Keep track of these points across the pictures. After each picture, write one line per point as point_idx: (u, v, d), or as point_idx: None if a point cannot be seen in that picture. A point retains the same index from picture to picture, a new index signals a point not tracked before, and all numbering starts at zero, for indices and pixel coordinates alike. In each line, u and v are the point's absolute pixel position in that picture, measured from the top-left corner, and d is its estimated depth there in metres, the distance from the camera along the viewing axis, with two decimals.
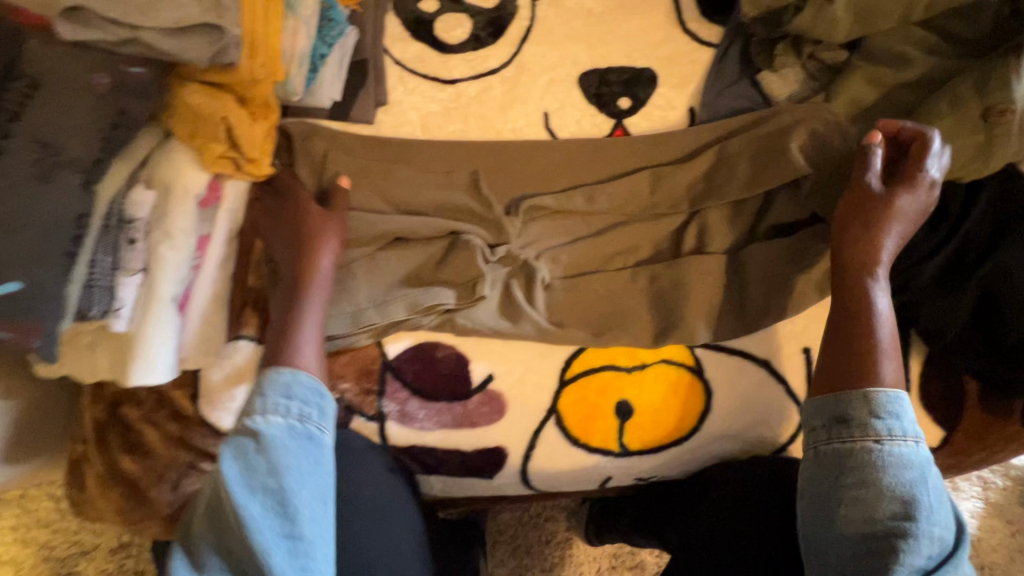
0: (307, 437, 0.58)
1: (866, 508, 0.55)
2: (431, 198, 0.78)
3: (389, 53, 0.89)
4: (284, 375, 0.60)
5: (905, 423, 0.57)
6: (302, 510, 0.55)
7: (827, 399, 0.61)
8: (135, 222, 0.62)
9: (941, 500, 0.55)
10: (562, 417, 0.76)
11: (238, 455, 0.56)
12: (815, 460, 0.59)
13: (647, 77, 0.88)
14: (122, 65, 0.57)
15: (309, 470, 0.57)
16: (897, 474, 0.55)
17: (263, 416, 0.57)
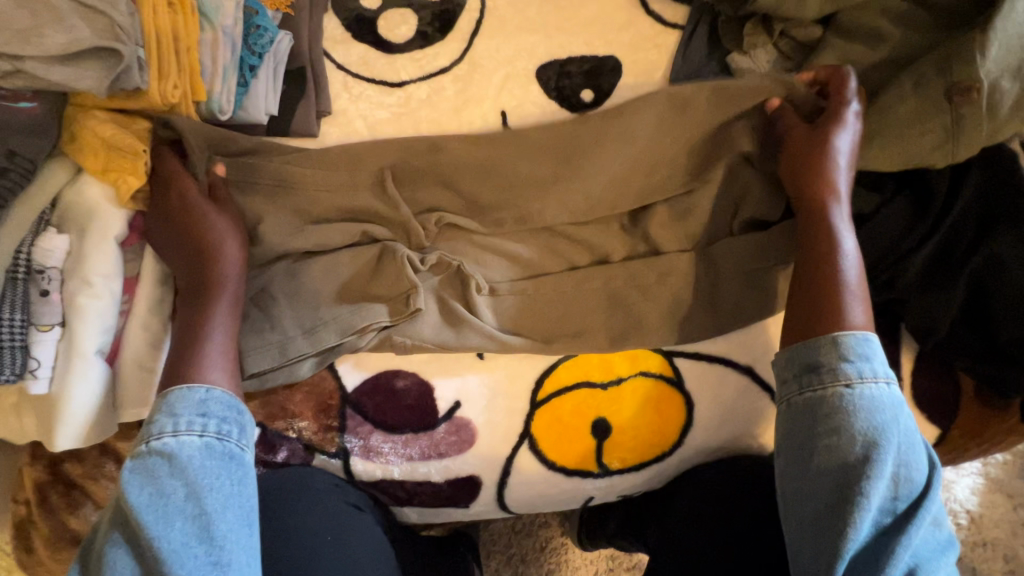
0: (227, 457, 0.53)
1: (839, 455, 0.52)
2: (334, 204, 0.72)
3: (331, 57, 0.82)
4: (196, 393, 0.55)
5: (875, 365, 0.55)
6: (226, 535, 0.50)
7: (797, 348, 0.58)
8: (48, 271, 0.57)
9: (912, 442, 0.53)
10: (537, 440, 0.71)
11: (150, 480, 0.50)
12: (787, 412, 0.57)
13: (610, 66, 0.82)
14: (7, 102, 0.52)
15: (231, 492, 0.52)
16: (869, 418, 0.53)
17: (174, 437, 0.52)
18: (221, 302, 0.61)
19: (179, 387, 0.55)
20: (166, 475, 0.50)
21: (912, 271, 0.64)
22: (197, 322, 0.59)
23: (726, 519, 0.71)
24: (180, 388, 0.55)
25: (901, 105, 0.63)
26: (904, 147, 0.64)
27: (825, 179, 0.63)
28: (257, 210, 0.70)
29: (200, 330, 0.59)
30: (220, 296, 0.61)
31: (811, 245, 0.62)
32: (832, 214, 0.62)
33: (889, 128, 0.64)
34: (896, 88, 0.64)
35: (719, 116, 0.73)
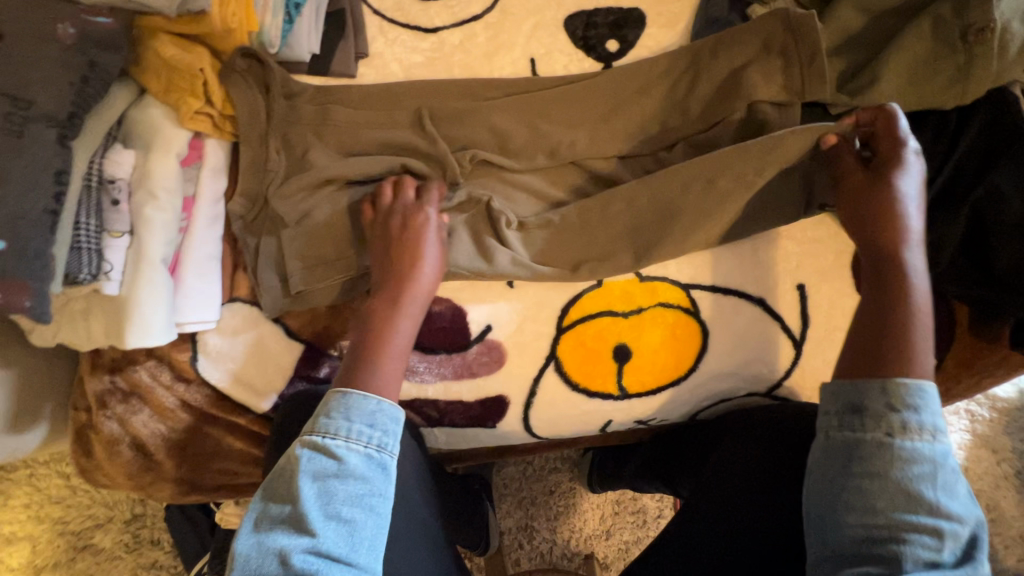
0: (381, 467, 0.55)
1: (869, 500, 0.54)
2: (375, 138, 0.75)
3: (367, 2, 0.85)
4: (370, 402, 0.57)
5: (924, 416, 0.55)
6: (366, 539, 0.53)
7: (845, 387, 0.58)
8: (116, 182, 0.61)
9: (951, 494, 0.54)
10: (562, 363, 0.76)
11: (320, 478, 0.53)
12: (823, 446, 0.59)
13: (635, 18, 0.85)
14: (85, 15, 0.55)
15: (376, 504, 0.54)
16: (908, 470, 0.54)
17: (346, 442, 0.55)
18: (407, 313, 0.64)
19: (353, 393, 0.57)
20: (333, 476, 0.53)
21: None
22: (386, 327, 0.63)
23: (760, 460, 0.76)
24: (357, 395, 0.57)
25: (914, 49, 0.68)
26: (917, 89, 0.69)
27: (891, 219, 0.63)
28: (305, 141, 0.73)
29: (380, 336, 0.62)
30: (419, 296, 0.65)
31: (888, 288, 0.61)
32: (904, 261, 0.61)
33: (901, 70, 0.69)
34: (914, 28, 0.69)
35: (736, 63, 0.76)
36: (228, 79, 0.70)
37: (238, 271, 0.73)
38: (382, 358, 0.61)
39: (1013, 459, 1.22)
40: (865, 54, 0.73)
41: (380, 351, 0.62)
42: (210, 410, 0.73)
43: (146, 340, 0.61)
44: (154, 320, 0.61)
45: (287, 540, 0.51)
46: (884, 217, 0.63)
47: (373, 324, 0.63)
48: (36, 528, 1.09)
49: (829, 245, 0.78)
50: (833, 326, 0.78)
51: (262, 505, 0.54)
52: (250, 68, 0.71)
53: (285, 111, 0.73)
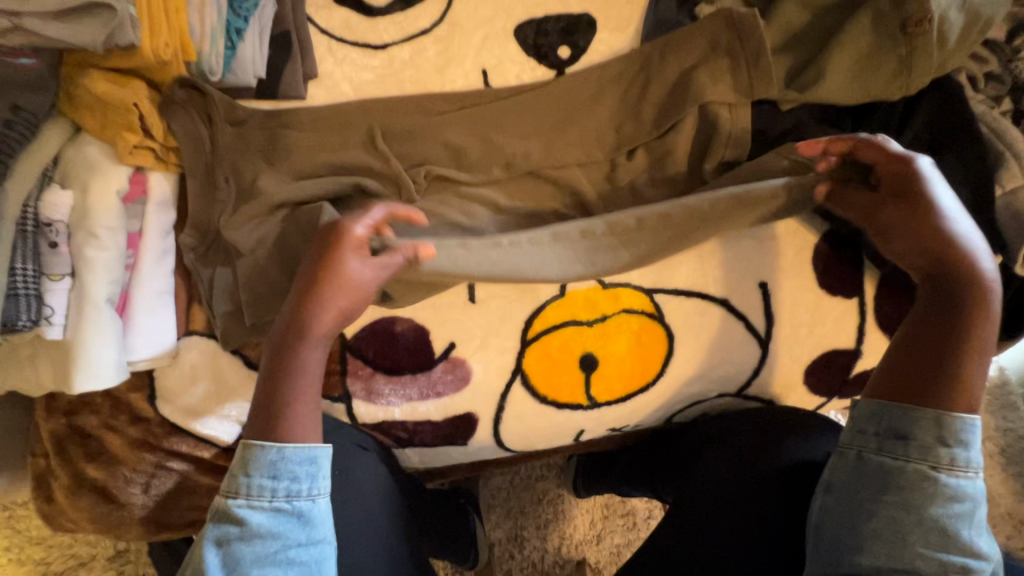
0: (295, 516, 0.55)
1: (899, 526, 0.56)
2: (327, 160, 0.75)
3: (313, 21, 0.83)
4: (268, 453, 0.55)
5: (970, 454, 0.56)
6: None
7: (892, 410, 0.58)
8: (54, 224, 0.60)
9: (981, 533, 0.56)
10: (528, 376, 0.76)
11: (227, 541, 0.54)
12: (858, 466, 0.59)
13: (586, 22, 0.85)
14: (9, 57, 0.54)
15: (295, 554, 0.54)
16: (946, 504, 0.55)
17: (249, 500, 0.54)
18: (312, 345, 0.58)
19: (255, 444, 0.55)
20: (240, 538, 0.54)
21: None
22: (292, 365, 0.57)
23: (742, 462, 0.76)
24: (256, 449, 0.55)
25: (859, 40, 0.68)
26: (863, 83, 0.69)
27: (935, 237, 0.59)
28: (254, 168, 0.72)
29: (290, 374, 0.57)
30: (326, 322, 0.58)
31: (940, 317, 0.58)
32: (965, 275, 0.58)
33: (848, 64, 0.68)
34: (858, 20, 0.68)
35: (685, 65, 0.75)
36: (168, 111, 0.69)
37: (193, 304, 0.71)
38: (293, 401, 0.56)
39: (997, 437, 1.22)
40: (810, 49, 0.73)
41: (292, 391, 0.57)
42: (170, 449, 0.71)
43: (94, 383, 0.60)
44: (102, 362, 0.60)
45: None
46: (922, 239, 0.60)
47: (281, 358, 0.58)
48: (16, 572, 1.07)
49: (789, 242, 0.77)
50: (797, 322, 0.78)
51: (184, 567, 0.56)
52: (190, 98, 0.70)
53: (231, 138, 0.72)
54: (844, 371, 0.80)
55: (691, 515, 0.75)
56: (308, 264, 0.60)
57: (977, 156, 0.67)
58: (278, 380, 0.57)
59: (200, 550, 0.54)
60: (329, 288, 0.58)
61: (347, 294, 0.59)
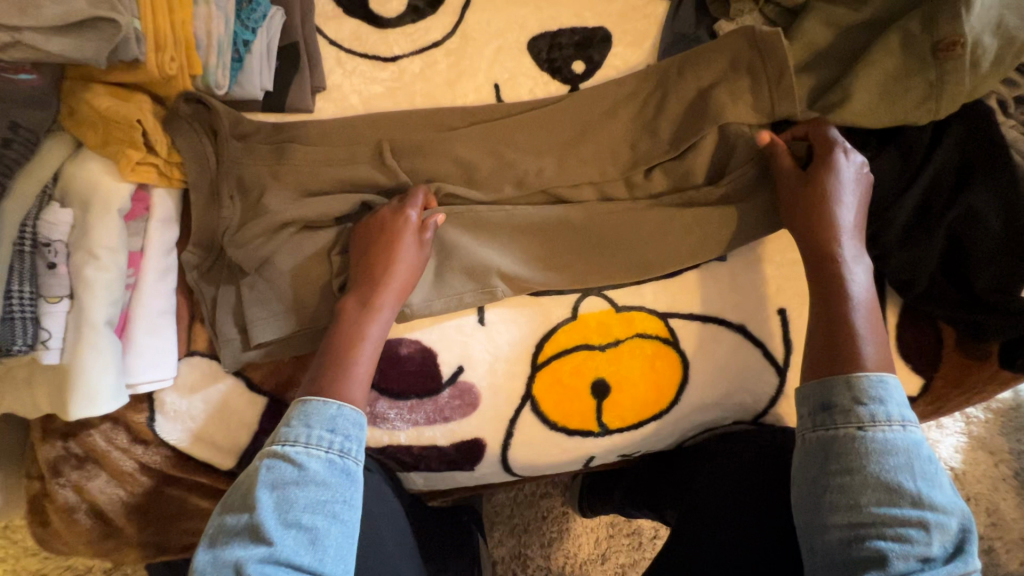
0: (343, 473, 0.54)
1: (851, 496, 0.52)
2: (334, 176, 0.72)
3: (322, 32, 0.82)
4: (330, 407, 0.56)
5: (889, 406, 0.54)
6: (330, 547, 0.52)
7: (814, 386, 0.58)
8: (53, 244, 0.58)
9: (931, 483, 0.52)
10: (538, 401, 0.74)
11: (279, 485, 0.52)
12: (801, 450, 0.57)
13: (600, 37, 0.83)
14: (8, 73, 0.52)
15: (340, 511, 0.53)
16: (883, 461, 0.53)
17: (304, 449, 0.54)
18: (375, 316, 0.64)
19: (312, 400, 0.57)
20: (293, 484, 0.52)
21: (894, 230, 0.67)
22: (355, 333, 0.63)
23: (743, 482, 0.72)
24: (317, 402, 0.57)
25: (886, 61, 0.66)
26: (890, 106, 0.66)
27: (822, 206, 0.64)
28: (261, 184, 0.70)
29: (352, 340, 0.62)
30: (388, 296, 0.65)
31: (828, 289, 0.62)
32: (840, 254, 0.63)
33: (878, 85, 0.66)
34: (885, 41, 0.66)
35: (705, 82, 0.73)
36: (172, 126, 0.67)
37: (195, 324, 0.70)
38: (348, 366, 0.61)
39: (1010, 461, 1.19)
40: (834, 69, 0.71)
41: (347, 357, 0.61)
42: (170, 472, 0.69)
43: (93, 408, 0.58)
44: (101, 387, 0.58)
45: (243, 552, 0.49)
46: (816, 208, 0.64)
47: (347, 327, 0.63)
48: None
49: None
50: None
51: (217, 521, 0.52)
52: (196, 113, 0.68)
53: (237, 152, 0.70)
54: None
55: (691, 524, 0.74)
56: (365, 250, 0.67)
57: (1008, 184, 0.65)
58: (341, 349, 0.62)
59: (246, 494, 0.53)
60: (391, 268, 0.66)
61: (402, 275, 0.66)
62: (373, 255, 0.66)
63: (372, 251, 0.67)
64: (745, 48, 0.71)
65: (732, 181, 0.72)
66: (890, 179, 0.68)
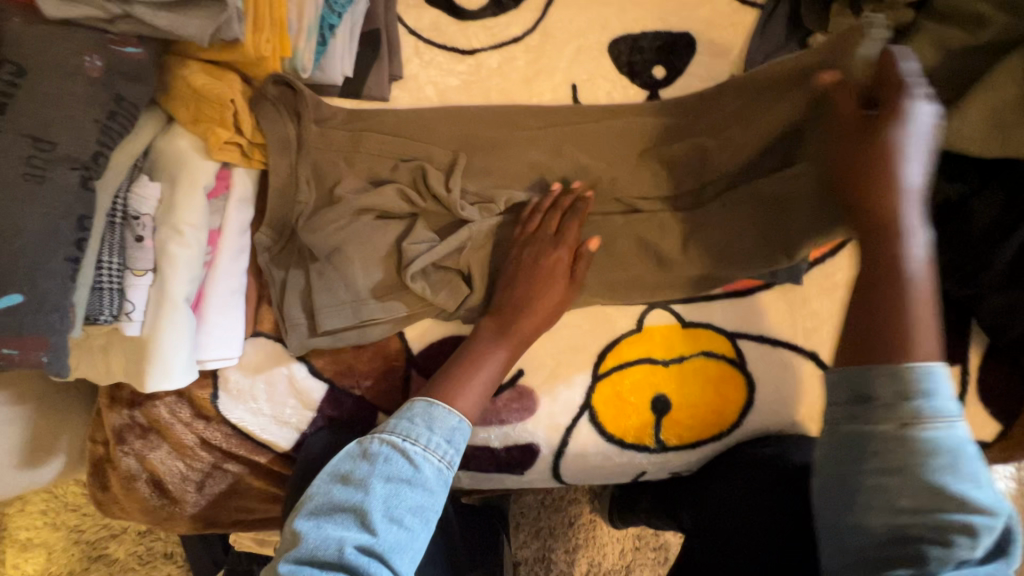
0: (444, 484, 0.53)
1: (888, 499, 0.44)
2: (407, 168, 0.72)
3: (403, 21, 0.82)
4: (454, 418, 0.56)
5: (939, 400, 0.45)
6: (413, 555, 0.49)
7: (851, 372, 0.47)
8: (141, 218, 0.58)
9: (981, 487, 0.43)
10: (596, 413, 0.72)
11: (390, 478, 0.51)
12: (824, 448, 0.48)
13: (685, 43, 0.81)
14: (114, 45, 0.52)
15: (430, 520, 0.51)
16: (930, 461, 0.43)
17: (421, 448, 0.53)
18: (506, 340, 0.65)
19: (440, 403, 0.56)
20: (404, 480, 0.51)
21: (995, 269, 0.64)
22: (485, 352, 0.64)
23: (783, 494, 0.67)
24: (444, 409, 0.56)
25: (1005, 91, 0.62)
26: (1006, 135, 0.62)
27: (877, 156, 0.51)
28: (336, 173, 0.70)
29: (483, 359, 0.64)
30: (526, 325, 0.66)
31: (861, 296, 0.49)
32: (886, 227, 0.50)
33: (1004, 115, 0.62)
34: (1003, 67, 0.63)
35: None
36: (258, 106, 0.67)
37: (263, 304, 0.70)
38: (471, 383, 0.62)
39: None
40: (943, 94, 0.67)
41: (473, 375, 0.63)
42: (227, 450, 0.69)
43: (166, 382, 0.59)
44: (175, 362, 0.59)
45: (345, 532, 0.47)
46: (874, 164, 0.51)
47: (480, 343, 0.65)
48: (51, 535, 0.98)
49: None
50: None
51: (319, 495, 0.51)
52: (281, 95, 0.68)
53: (316, 138, 0.70)
54: None
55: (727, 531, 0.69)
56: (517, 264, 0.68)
57: None
58: (471, 367, 0.63)
59: (356, 475, 0.51)
60: (539, 296, 0.66)
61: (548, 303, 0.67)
62: (527, 274, 0.67)
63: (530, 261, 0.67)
64: None
65: (801, 171, 0.65)
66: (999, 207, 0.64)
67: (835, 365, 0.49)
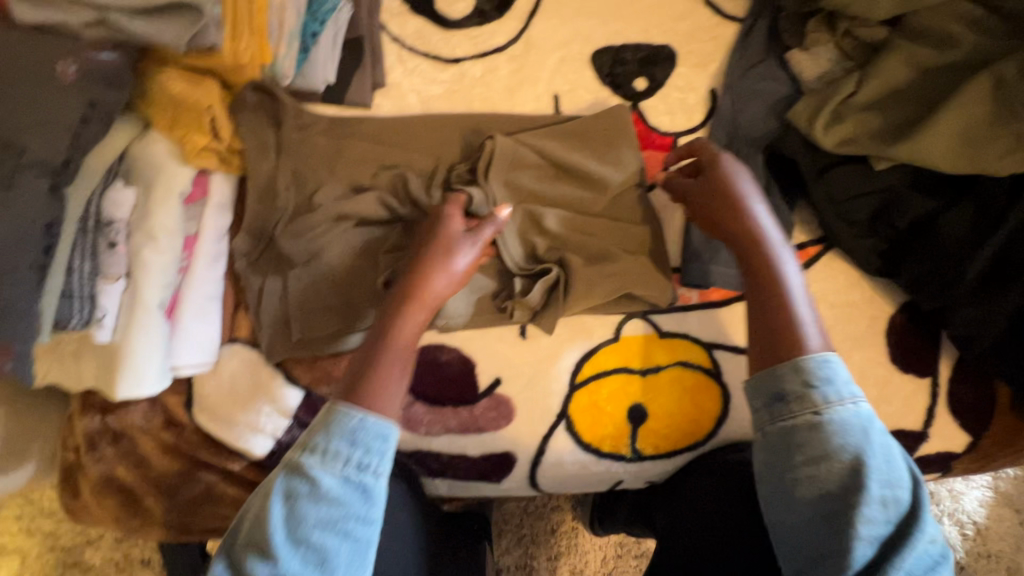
0: (359, 490, 0.51)
1: (820, 484, 0.49)
2: (387, 177, 0.72)
3: (387, 29, 0.82)
4: (352, 419, 0.51)
5: (837, 386, 0.50)
6: (337, 567, 0.50)
7: (762, 377, 0.52)
8: (115, 223, 0.57)
9: (891, 460, 0.49)
10: (573, 422, 0.72)
11: (290, 501, 0.50)
12: (760, 446, 0.53)
13: (666, 55, 0.82)
14: (89, 51, 0.52)
15: (353, 529, 0.50)
16: (845, 441, 0.49)
17: (320, 463, 0.50)
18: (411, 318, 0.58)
19: (339, 410, 0.51)
20: (306, 498, 0.49)
21: (967, 280, 0.65)
22: (385, 339, 0.56)
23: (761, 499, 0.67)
24: (339, 412, 0.51)
25: (973, 111, 0.64)
26: (974, 154, 0.63)
27: (731, 206, 0.61)
28: (317, 179, 0.70)
29: (388, 344, 0.56)
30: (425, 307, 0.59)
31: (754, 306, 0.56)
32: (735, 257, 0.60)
33: (969, 134, 0.64)
34: (974, 87, 0.64)
35: (761, 124, 0.76)
36: (239, 114, 0.68)
37: (239, 311, 0.69)
38: (372, 376, 0.54)
39: None
40: (914, 111, 0.69)
41: (376, 365, 0.55)
42: (202, 458, 0.69)
43: (138, 390, 0.58)
44: (147, 369, 0.58)
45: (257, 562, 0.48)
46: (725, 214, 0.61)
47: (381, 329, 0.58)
48: (25, 542, 0.96)
49: (862, 310, 0.72)
50: (864, 397, 0.70)
51: (236, 526, 0.52)
52: (261, 103, 0.69)
53: (296, 145, 0.70)
54: (910, 457, 0.71)
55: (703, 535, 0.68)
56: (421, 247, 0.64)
57: None
58: (373, 356, 0.55)
59: (261, 501, 0.51)
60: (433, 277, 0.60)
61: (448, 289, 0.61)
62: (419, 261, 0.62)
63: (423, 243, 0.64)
64: (819, 98, 0.72)
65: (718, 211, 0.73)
66: (971, 211, 0.65)
67: (751, 371, 0.54)
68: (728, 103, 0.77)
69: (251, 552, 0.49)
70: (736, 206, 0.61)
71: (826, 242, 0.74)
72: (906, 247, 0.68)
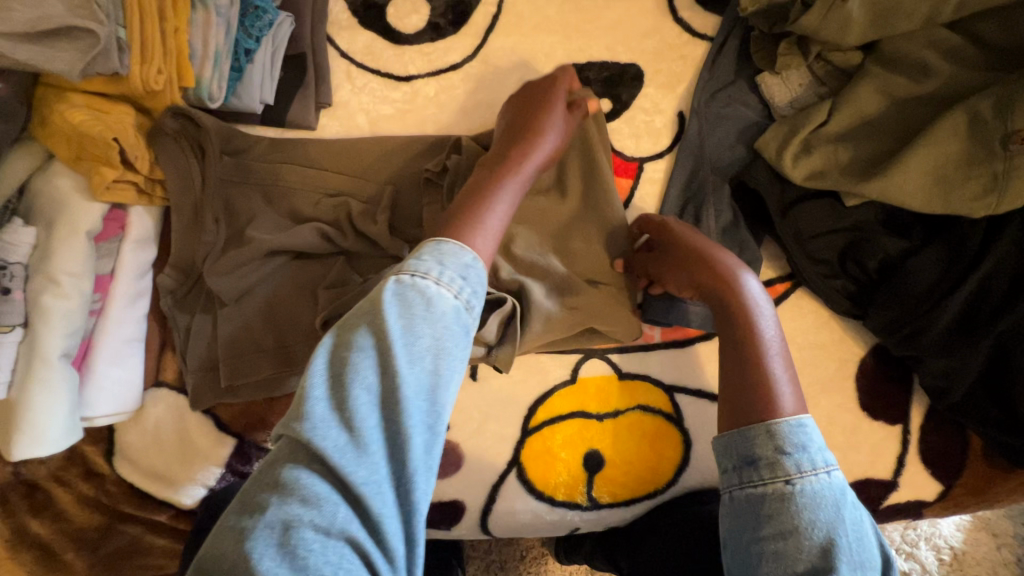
0: (466, 330, 0.45)
1: (788, 565, 0.43)
2: (328, 204, 0.67)
3: (333, 43, 0.76)
4: (465, 253, 0.46)
5: (811, 453, 0.46)
6: (442, 408, 0.42)
7: (732, 436, 0.48)
8: (8, 268, 0.53)
9: (862, 538, 0.44)
10: (525, 469, 0.68)
11: (407, 314, 0.42)
12: (725, 510, 0.47)
13: (631, 75, 0.77)
14: None
15: (455, 373, 0.43)
16: (816, 517, 0.44)
17: (433, 282, 0.44)
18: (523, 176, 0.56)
19: (449, 241, 0.47)
20: (419, 317, 0.43)
21: (935, 330, 0.62)
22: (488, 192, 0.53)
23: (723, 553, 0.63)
24: (453, 244, 0.47)
25: (946, 147, 0.60)
26: (946, 193, 0.60)
27: (703, 263, 0.60)
28: (251, 209, 0.66)
29: (490, 194, 0.53)
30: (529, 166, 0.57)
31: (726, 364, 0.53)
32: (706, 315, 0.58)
33: (942, 172, 0.60)
34: (948, 122, 0.60)
35: (728, 151, 0.72)
36: (157, 141, 0.62)
37: (165, 352, 0.65)
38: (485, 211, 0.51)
39: None
40: (887, 144, 0.65)
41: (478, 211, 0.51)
42: (124, 510, 0.64)
43: (37, 450, 0.53)
44: (49, 428, 0.53)
45: (357, 392, 0.40)
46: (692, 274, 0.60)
47: (483, 182, 0.55)
48: None
49: (831, 353, 0.68)
50: (831, 444, 0.67)
51: (335, 332, 0.43)
52: (182, 129, 0.63)
53: (226, 171, 0.65)
54: (879, 507, 0.67)
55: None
56: (517, 116, 0.62)
57: None
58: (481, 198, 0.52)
59: (369, 310, 0.43)
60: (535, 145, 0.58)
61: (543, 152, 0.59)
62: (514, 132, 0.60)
63: (529, 114, 0.62)
64: (789, 125, 0.67)
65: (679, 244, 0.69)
66: (941, 254, 0.62)
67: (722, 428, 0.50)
68: (696, 129, 0.73)
69: (353, 373, 0.41)
70: (708, 261, 0.60)
71: (792, 279, 0.70)
72: (874, 291, 0.65)
